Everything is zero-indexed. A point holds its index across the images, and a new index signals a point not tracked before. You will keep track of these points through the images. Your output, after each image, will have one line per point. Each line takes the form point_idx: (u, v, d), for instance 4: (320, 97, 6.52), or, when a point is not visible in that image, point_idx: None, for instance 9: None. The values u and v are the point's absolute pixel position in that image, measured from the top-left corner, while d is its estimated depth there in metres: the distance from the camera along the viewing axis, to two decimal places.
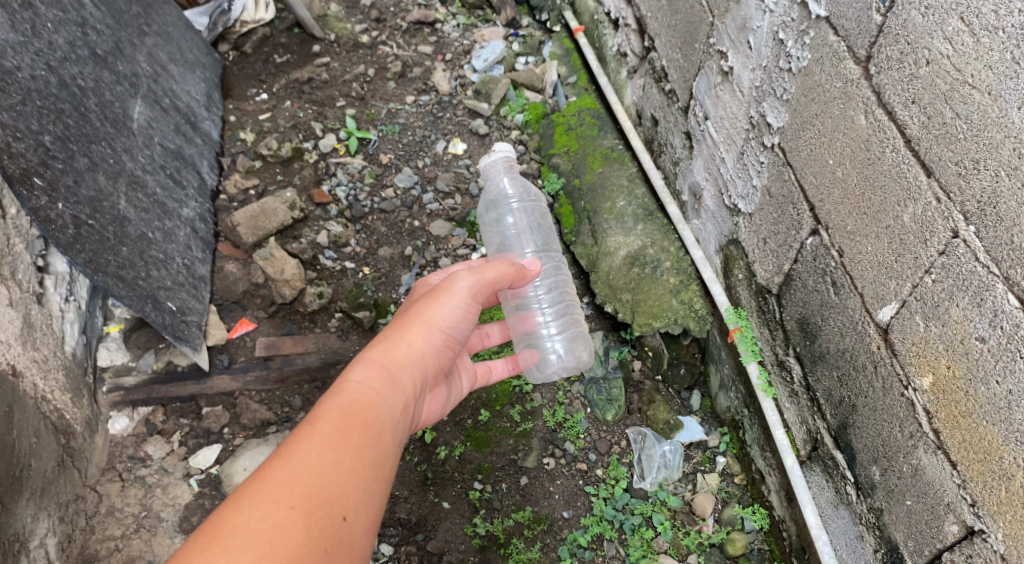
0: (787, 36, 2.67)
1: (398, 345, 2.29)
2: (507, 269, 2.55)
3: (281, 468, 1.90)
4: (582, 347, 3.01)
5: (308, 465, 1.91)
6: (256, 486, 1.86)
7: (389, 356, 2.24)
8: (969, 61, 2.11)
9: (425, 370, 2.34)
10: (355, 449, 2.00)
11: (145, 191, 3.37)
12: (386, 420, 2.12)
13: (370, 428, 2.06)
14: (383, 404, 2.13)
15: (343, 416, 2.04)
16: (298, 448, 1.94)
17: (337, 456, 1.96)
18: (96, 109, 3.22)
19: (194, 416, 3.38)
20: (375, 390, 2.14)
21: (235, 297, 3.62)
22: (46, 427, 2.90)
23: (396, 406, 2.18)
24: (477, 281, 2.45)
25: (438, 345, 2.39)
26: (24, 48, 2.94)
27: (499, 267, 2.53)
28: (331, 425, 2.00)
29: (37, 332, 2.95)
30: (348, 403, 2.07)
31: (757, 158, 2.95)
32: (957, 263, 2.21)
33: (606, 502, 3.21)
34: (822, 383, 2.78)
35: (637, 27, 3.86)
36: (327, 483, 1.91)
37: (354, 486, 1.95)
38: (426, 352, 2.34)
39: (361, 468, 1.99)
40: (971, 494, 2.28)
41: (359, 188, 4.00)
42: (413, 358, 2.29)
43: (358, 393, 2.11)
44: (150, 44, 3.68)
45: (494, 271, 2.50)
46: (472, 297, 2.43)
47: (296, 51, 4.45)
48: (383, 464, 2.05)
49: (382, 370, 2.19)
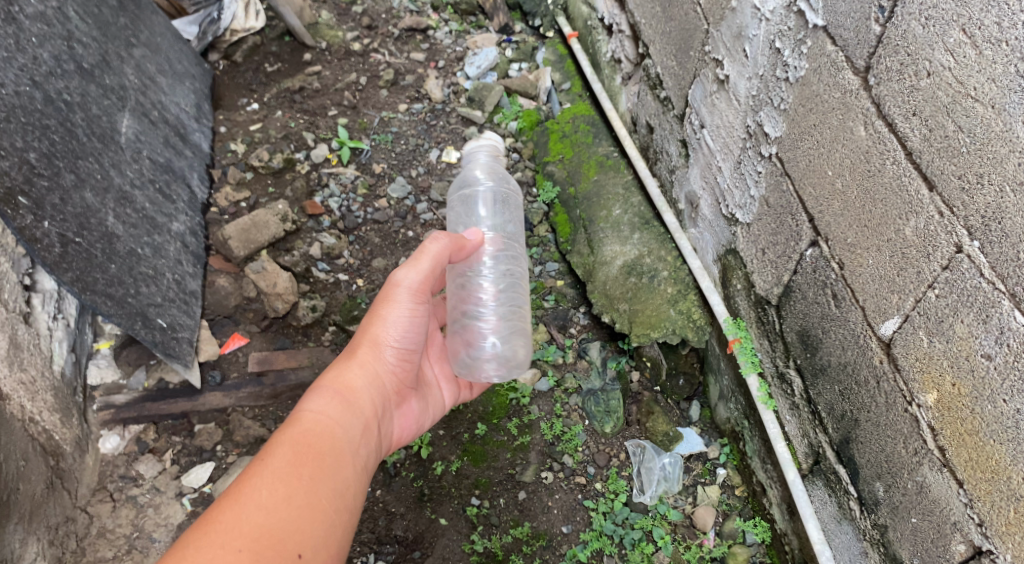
0: (784, 45, 2.63)
1: (353, 371, 2.41)
2: (440, 249, 2.47)
3: (231, 508, 2.00)
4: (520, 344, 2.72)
5: (258, 506, 2.02)
6: (205, 529, 1.96)
7: (341, 381, 2.38)
8: (972, 74, 2.07)
9: (382, 388, 2.47)
10: (308, 482, 2.12)
11: (133, 206, 3.31)
12: (342, 447, 2.24)
13: (324, 458, 2.18)
14: (338, 431, 2.26)
15: (296, 450, 2.15)
16: (248, 488, 2.04)
17: (290, 490, 2.07)
18: (82, 124, 3.16)
19: (186, 434, 3.32)
20: (326, 420, 2.26)
21: (227, 311, 3.57)
22: (34, 450, 2.84)
23: (353, 430, 2.31)
24: (416, 278, 2.47)
25: (392, 361, 2.50)
26: (8, 64, 2.88)
27: (433, 252, 2.47)
28: (284, 459, 2.12)
29: (24, 352, 2.90)
30: (300, 435, 2.19)
31: (755, 167, 2.90)
32: (961, 279, 2.17)
33: (605, 517, 3.16)
34: (823, 397, 2.74)
35: (631, 33, 3.82)
36: (278, 523, 2.02)
37: (307, 521, 2.06)
38: (379, 371, 2.47)
39: (314, 502, 2.10)
40: (979, 514, 2.24)
41: (352, 199, 3.95)
42: (367, 379, 2.43)
43: (311, 424, 2.23)
44: (138, 56, 3.62)
45: (429, 258, 2.46)
46: (415, 299, 2.49)
47: (287, 59, 4.39)
48: (340, 494, 2.17)
49: (335, 398, 2.33)
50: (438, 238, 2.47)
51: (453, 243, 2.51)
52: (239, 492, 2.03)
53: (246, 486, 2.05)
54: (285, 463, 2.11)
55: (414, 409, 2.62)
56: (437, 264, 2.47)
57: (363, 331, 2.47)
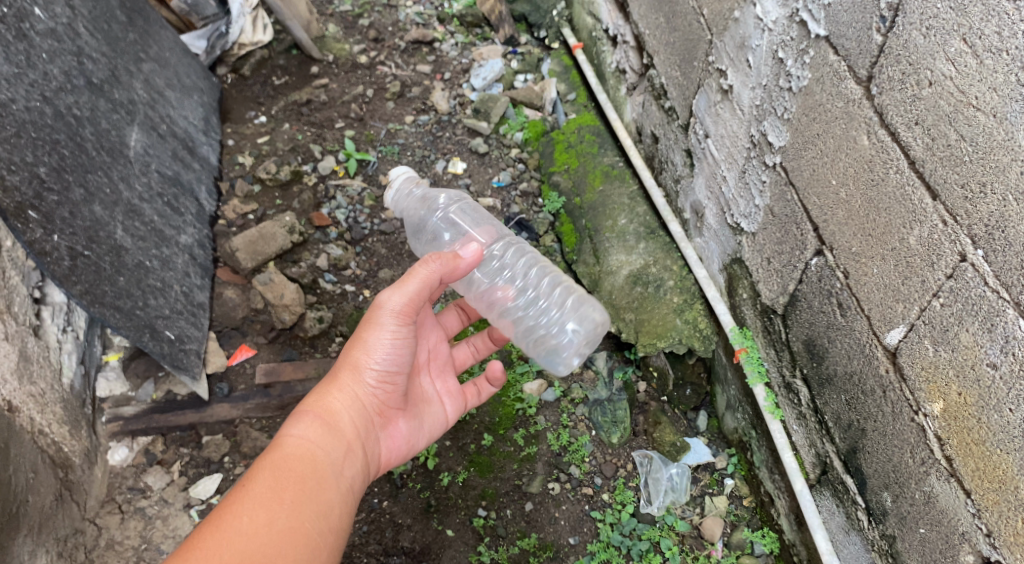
0: (786, 55, 2.63)
1: (334, 395, 2.45)
2: (430, 272, 2.42)
3: (213, 535, 2.06)
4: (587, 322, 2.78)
5: (239, 532, 2.08)
6: (189, 558, 2.02)
7: (322, 406, 2.42)
8: (972, 83, 2.07)
9: (364, 410, 2.50)
10: (289, 506, 2.18)
11: (142, 219, 3.34)
12: (324, 471, 2.31)
13: (305, 482, 2.25)
14: (319, 454, 2.32)
15: (277, 475, 2.22)
16: (229, 515, 2.11)
17: (271, 515, 2.14)
18: (92, 139, 3.19)
19: (194, 445, 3.33)
20: (306, 445, 2.32)
21: (234, 323, 3.59)
22: (43, 462, 2.86)
23: (335, 453, 2.36)
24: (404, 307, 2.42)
25: (373, 383, 2.50)
26: (19, 80, 2.92)
27: (422, 274, 2.43)
28: (264, 485, 2.19)
29: (34, 365, 2.92)
30: (281, 460, 2.26)
31: (759, 177, 2.90)
32: (966, 287, 2.16)
33: (613, 528, 3.15)
34: (830, 407, 2.73)
35: (635, 43, 3.83)
36: (261, 547, 2.08)
37: (290, 544, 2.13)
38: (360, 394, 2.48)
39: (297, 525, 2.17)
40: (987, 523, 2.22)
41: (358, 210, 3.96)
42: (346, 402, 2.45)
43: (292, 449, 2.30)
44: (147, 70, 3.66)
45: (416, 281, 2.41)
46: (399, 322, 2.44)
47: (294, 72, 4.43)
48: (323, 517, 2.24)
49: (316, 423, 2.38)
50: (429, 261, 2.42)
51: (446, 267, 2.44)
52: (221, 518, 2.10)
53: (229, 513, 2.12)
54: (266, 489, 2.18)
55: (402, 427, 2.64)
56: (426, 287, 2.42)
57: (346, 353, 2.48)
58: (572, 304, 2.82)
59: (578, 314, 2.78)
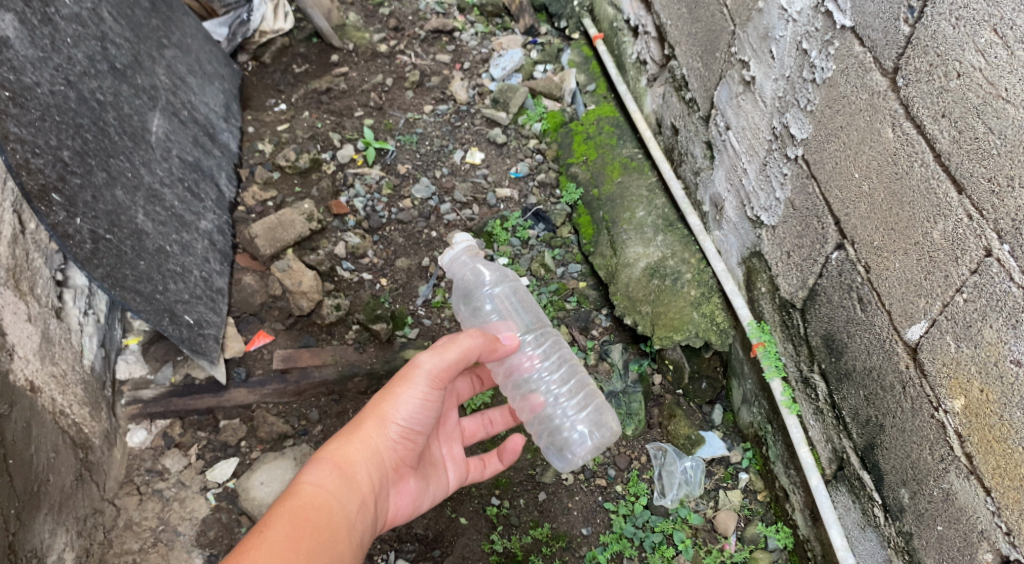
0: (811, 46, 2.61)
1: (355, 444, 2.45)
2: (472, 344, 2.47)
3: None
4: (609, 418, 2.87)
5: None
6: None
7: (342, 454, 2.43)
8: (1002, 75, 2.05)
9: (382, 465, 2.50)
10: (304, 555, 2.18)
11: (163, 204, 3.36)
12: (338, 521, 2.31)
13: (321, 531, 2.25)
14: (336, 505, 2.33)
15: (291, 519, 2.23)
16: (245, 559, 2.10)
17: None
18: (115, 123, 3.21)
19: (211, 429, 3.35)
20: (323, 495, 2.33)
21: (252, 309, 3.60)
22: (64, 442, 2.89)
23: (350, 505, 2.38)
24: (437, 367, 2.45)
25: (393, 439, 2.51)
26: (44, 64, 2.94)
27: (463, 344, 2.47)
28: (281, 531, 2.19)
29: (56, 347, 2.95)
30: (298, 507, 2.27)
31: (781, 170, 2.88)
32: (991, 283, 2.15)
33: (625, 519, 3.15)
34: (848, 402, 2.72)
35: (656, 34, 3.82)
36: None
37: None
38: (380, 448, 2.49)
39: None
40: (1007, 522, 2.20)
41: (376, 199, 3.97)
42: (366, 456, 2.46)
43: (310, 496, 2.31)
44: (169, 56, 3.67)
45: (456, 350, 2.46)
46: (431, 385, 2.47)
47: (314, 60, 4.45)
48: None
49: (335, 471, 2.39)
50: (473, 335, 2.48)
51: (487, 343, 2.51)
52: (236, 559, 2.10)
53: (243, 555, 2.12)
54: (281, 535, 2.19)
55: (412, 486, 2.64)
56: (466, 355, 2.47)
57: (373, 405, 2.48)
58: (593, 419, 2.84)
59: (592, 420, 2.84)
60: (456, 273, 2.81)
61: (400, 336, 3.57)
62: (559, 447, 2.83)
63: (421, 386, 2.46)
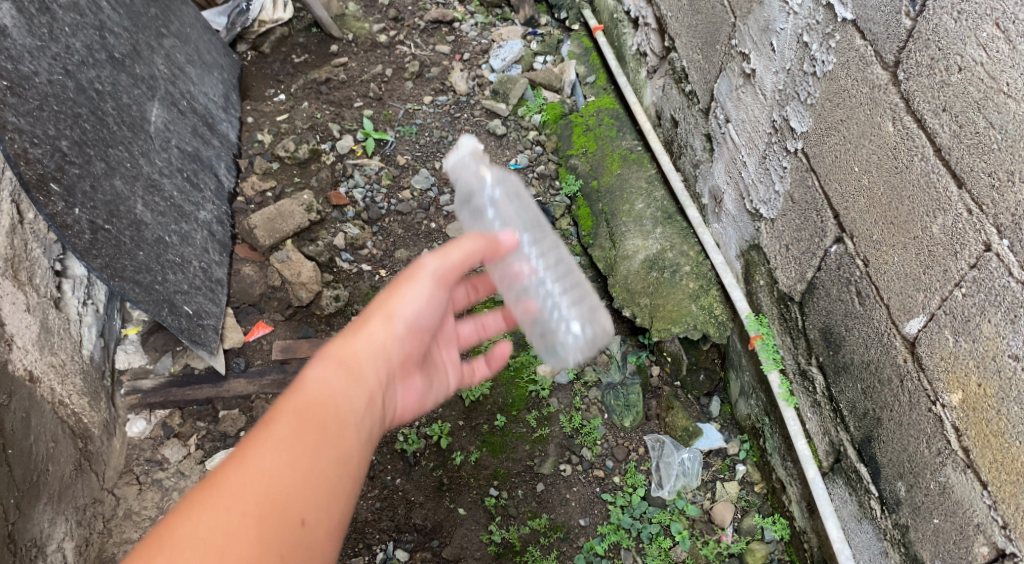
0: (812, 38, 2.61)
1: (381, 307, 2.09)
2: (476, 247, 2.17)
3: (236, 473, 1.76)
4: (603, 320, 2.49)
5: (198, 550, 1.67)
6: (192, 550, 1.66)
7: (349, 348, 2.03)
8: (1004, 69, 2.05)
9: (390, 360, 2.10)
10: (316, 443, 1.84)
11: (162, 194, 3.36)
12: (346, 417, 1.93)
13: (327, 426, 1.88)
14: (344, 401, 1.94)
15: (294, 419, 1.86)
16: (243, 467, 1.77)
17: (297, 460, 1.81)
18: (113, 113, 3.20)
19: (211, 420, 3.35)
20: (344, 349, 2.02)
21: (252, 300, 3.61)
22: (63, 432, 2.90)
23: (360, 400, 1.98)
24: (443, 265, 2.16)
25: (403, 333, 2.12)
26: (42, 53, 2.92)
27: (466, 246, 2.18)
28: (288, 426, 1.84)
29: (55, 337, 2.96)
30: (304, 403, 1.89)
31: (780, 163, 2.88)
32: (990, 278, 2.15)
33: (623, 511, 3.16)
34: (845, 395, 2.73)
35: (657, 26, 3.81)
36: (226, 521, 1.70)
37: (269, 515, 1.74)
38: (390, 341, 2.09)
39: (316, 469, 1.82)
40: (1003, 515, 2.22)
41: (376, 190, 3.97)
42: (373, 349, 2.06)
43: (315, 392, 1.92)
44: (168, 46, 3.67)
45: (460, 251, 2.16)
46: (436, 284, 2.16)
47: (313, 51, 4.44)
48: (345, 462, 1.87)
49: (340, 365, 1.99)
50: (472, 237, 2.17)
51: (492, 247, 2.19)
52: (216, 494, 1.73)
53: (201, 506, 1.72)
54: (273, 461, 1.80)
55: (418, 382, 2.23)
56: (472, 256, 2.17)
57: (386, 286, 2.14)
58: (590, 321, 2.45)
59: (591, 320, 2.45)
60: (461, 174, 2.46)
61: None
62: (549, 345, 2.46)
63: (440, 271, 2.16)
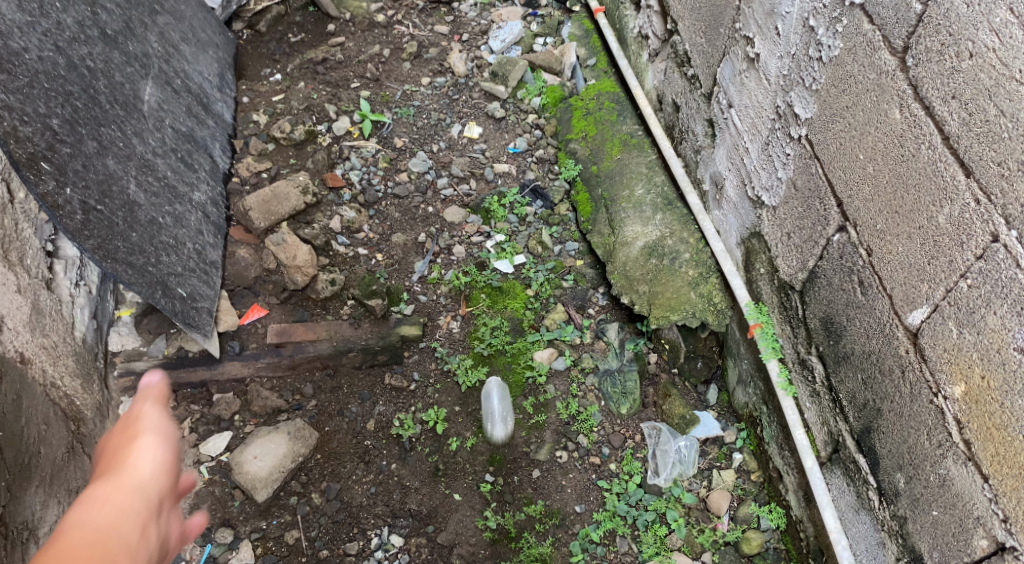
0: (818, 23, 2.56)
1: (118, 475, 1.77)
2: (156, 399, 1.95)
3: None
4: None
5: None
6: None
7: (104, 495, 1.72)
8: (1017, 56, 2.01)
9: (166, 486, 1.80)
10: None
11: (155, 174, 3.31)
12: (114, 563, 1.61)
13: None
14: (115, 540, 1.64)
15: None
16: None
17: None
18: (105, 91, 3.14)
19: (205, 403, 3.32)
20: (91, 498, 1.69)
21: (247, 283, 3.57)
22: (55, 414, 2.87)
23: (131, 535, 1.67)
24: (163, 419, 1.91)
25: (171, 466, 1.83)
26: (31, 28, 2.86)
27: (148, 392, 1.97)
28: None
29: (46, 318, 2.92)
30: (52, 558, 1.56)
31: (783, 149, 2.85)
32: (996, 269, 2.12)
33: (619, 498, 3.14)
34: (845, 385, 2.71)
35: (659, 8, 3.75)
36: None
37: None
38: (145, 474, 1.79)
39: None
40: (1004, 509, 2.20)
41: (372, 172, 3.92)
42: (137, 482, 1.77)
43: (71, 542, 1.60)
44: (161, 23, 3.61)
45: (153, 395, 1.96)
46: (165, 423, 1.90)
47: (310, 30, 4.39)
48: None
49: (104, 506, 1.69)
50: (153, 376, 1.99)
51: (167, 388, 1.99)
52: None
53: None
54: None
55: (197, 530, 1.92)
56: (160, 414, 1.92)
57: (105, 465, 1.82)
58: None
59: None
60: None
61: (395, 312, 3.52)
62: None
63: (160, 427, 1.89)
